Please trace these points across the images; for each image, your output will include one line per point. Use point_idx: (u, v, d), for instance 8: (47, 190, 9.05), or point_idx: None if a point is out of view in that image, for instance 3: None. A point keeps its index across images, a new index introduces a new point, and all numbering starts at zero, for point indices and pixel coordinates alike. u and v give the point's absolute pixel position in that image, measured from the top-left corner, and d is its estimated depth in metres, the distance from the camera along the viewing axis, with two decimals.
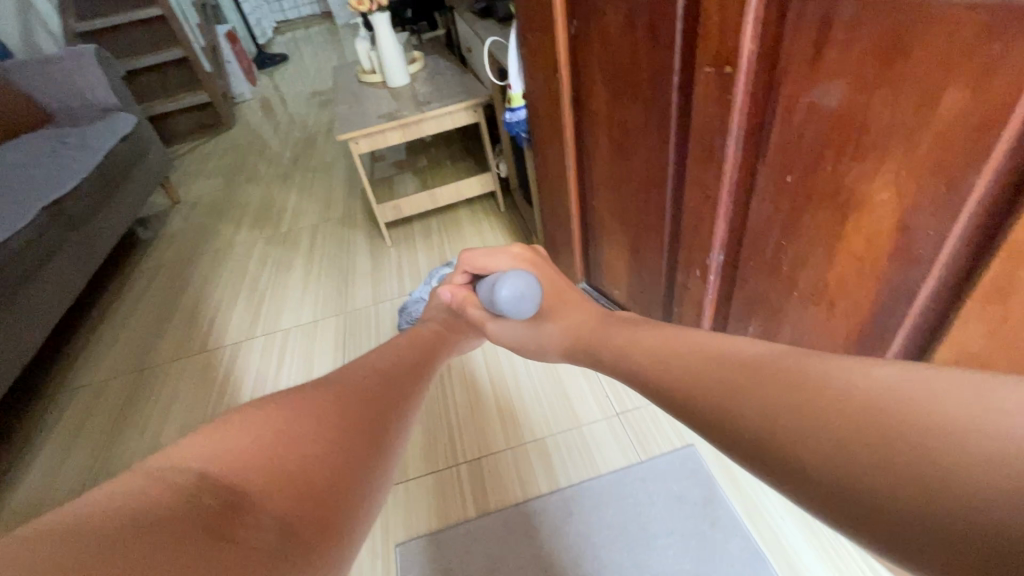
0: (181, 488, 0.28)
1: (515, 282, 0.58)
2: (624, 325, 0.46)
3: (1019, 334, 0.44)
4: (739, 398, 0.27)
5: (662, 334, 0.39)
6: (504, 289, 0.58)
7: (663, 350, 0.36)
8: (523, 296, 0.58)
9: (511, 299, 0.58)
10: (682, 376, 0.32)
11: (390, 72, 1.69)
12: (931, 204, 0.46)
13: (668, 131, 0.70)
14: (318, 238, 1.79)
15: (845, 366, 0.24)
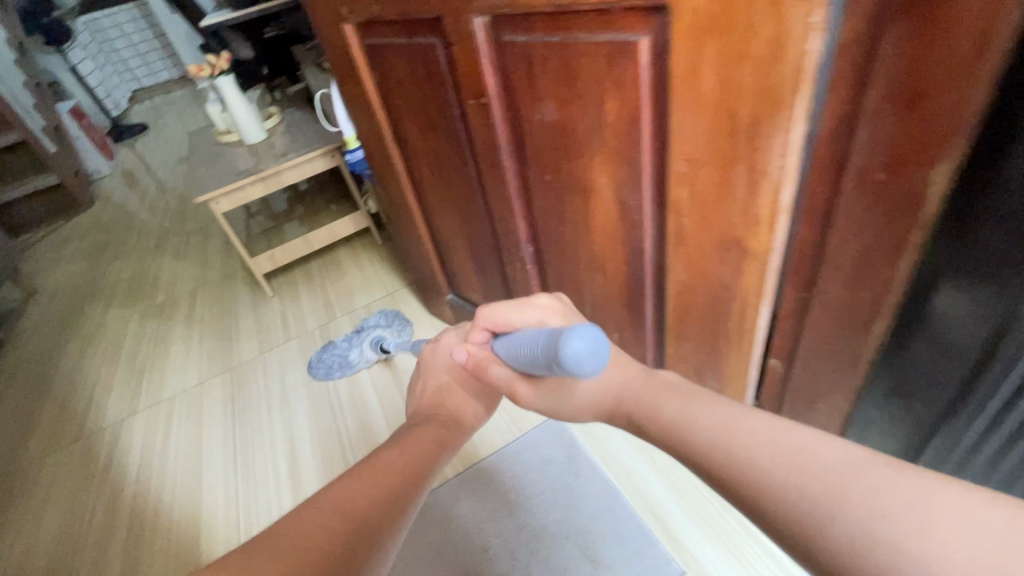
0: None
1: (574, 338, 0.42)
2: (663, 387, 0.46)
3: (699, 265, 0.61)
4: (829, 516, 0.30)
5: (723, 412, 0.40)
6: (560, 345, 0.42)
7: (727, 432, 0.38)
8: (585, 358, 0.41)
9: (571, 358, 0.42)
10: (760, 474, 0.34)
11: (244, 130, 1.73)
12: (627, 181, 0.62)
13: (465, 153, 0.84)
14: (197, 302, 1.76)
15: (943, 501, 0.28)
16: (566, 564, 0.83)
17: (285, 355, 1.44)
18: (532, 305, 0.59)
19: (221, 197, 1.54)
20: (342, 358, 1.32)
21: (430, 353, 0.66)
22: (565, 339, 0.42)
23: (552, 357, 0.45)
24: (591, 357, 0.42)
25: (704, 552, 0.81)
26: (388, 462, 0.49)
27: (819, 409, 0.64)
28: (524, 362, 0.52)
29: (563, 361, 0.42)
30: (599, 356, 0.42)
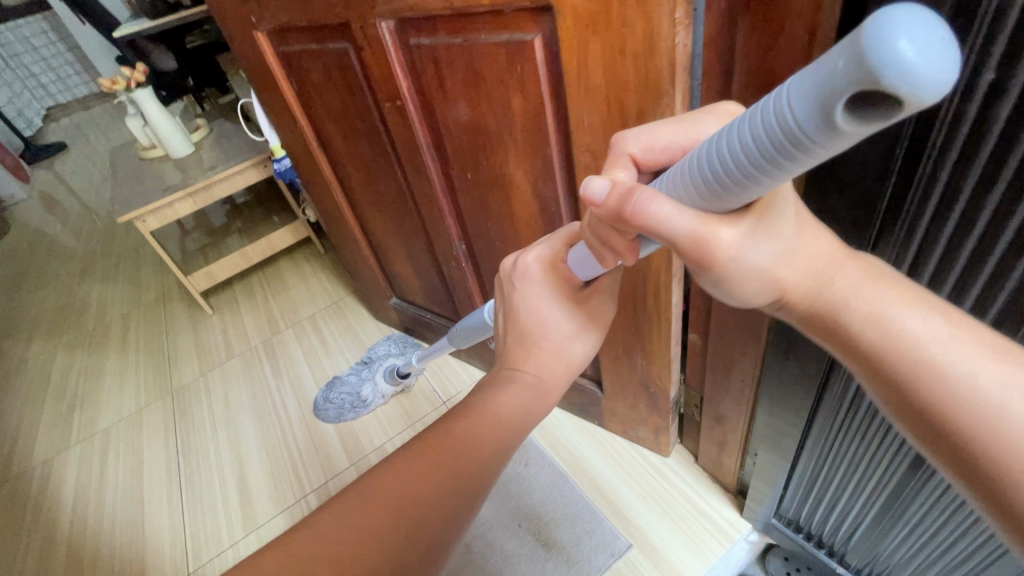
0: None
1: (904, 17, 0.15)
2: (886, 279, 0.36)
3: None
4: None
5: (992, 346, 0.33)
6: (868, 57, 0.15)
7: (996, 381, 0.31)
8: (937, 60, 0.14)
9: (927, 78, 0.15)
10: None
11: (168, 144, 1.66)
12: (541, 174, 0.65)
13: (389, 155, 0.84)
14: (130, 326, 1.68)
15: None
16: (519, 552, 0.85)
17: (228, 373, 1.40)
18: (708, 120, 0.38)
19: (148, 216, 1.47)
20: (354, 395, 1.20)
21: (506, 267, 0.53)
22: (897, 41, 0.14)
23: (835, 80, 0.17)
24: (951, 64, 0.15)
25: (651, 525, 0.84)
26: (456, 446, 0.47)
27: (734, 378, 0.68)
28: (713, 183, 0.27)
29: (885, 68, 0.15)
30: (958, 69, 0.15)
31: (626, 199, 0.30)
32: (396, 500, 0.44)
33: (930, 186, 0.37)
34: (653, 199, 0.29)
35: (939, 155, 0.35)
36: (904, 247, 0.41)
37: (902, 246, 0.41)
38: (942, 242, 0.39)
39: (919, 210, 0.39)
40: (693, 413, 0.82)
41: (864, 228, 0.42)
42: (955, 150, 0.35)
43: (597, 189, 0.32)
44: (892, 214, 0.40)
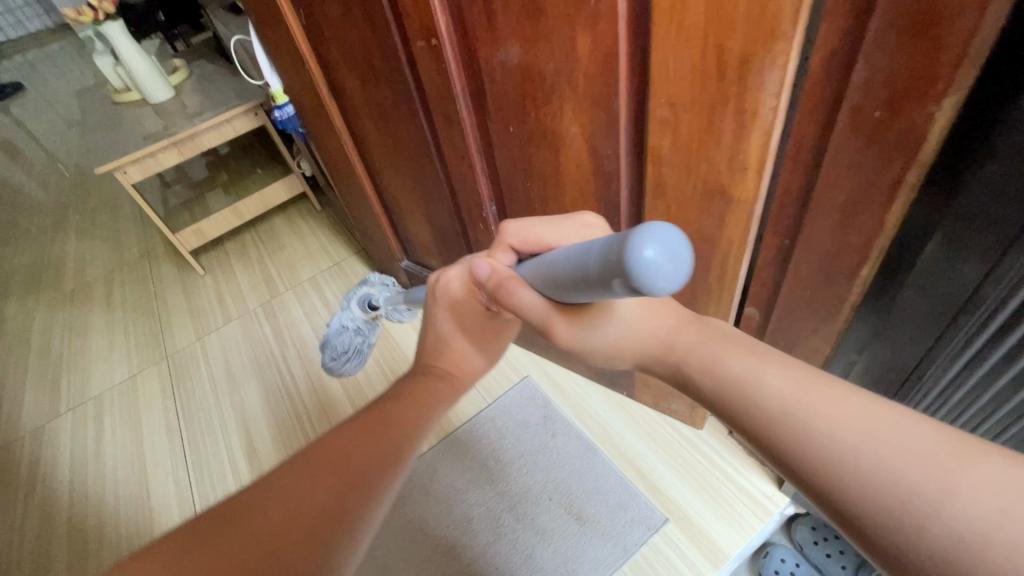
0: None
1: (658, 236, 0.27)
2: (719, 338, 0.41)
3: (680, 217, 0.59)
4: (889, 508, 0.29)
5: (801, 375, 0.35)
6: (631, 249, 0.27)
7: (803, 397, 0.34)
8: (671, 262, 0.26)
9: (646, 274, 0.27)
10: (848, 453, 0.31)
11: (146, 86, 1.50)
12: (602, 130, 0.58)
13: (415, 104, 0.75)
14: (114, 286, 1.57)
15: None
16: (552, 526, 0.83)
17: (224, 338, 1.33)
18: (568, 224, 0.50)
19: (128, 166, 1.34)
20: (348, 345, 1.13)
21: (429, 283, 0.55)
22: (642, 249, 0.27)
23: (613, 263, 0.30)
24: (683, 271, 0.27)
25: (686, 500, 0.82)
26: (385, 420, 0.50)
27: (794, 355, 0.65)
28: (562, 284, 0.38)
29: (638, 265, 0.27)
30: (688, 276, 0.27)
31: (505, 286, 0.43)
32: (328, 458, 0.46)
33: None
34: (521, 290, 0.42)
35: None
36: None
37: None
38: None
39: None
40: None
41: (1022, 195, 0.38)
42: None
43: (485, 269, 0.45)
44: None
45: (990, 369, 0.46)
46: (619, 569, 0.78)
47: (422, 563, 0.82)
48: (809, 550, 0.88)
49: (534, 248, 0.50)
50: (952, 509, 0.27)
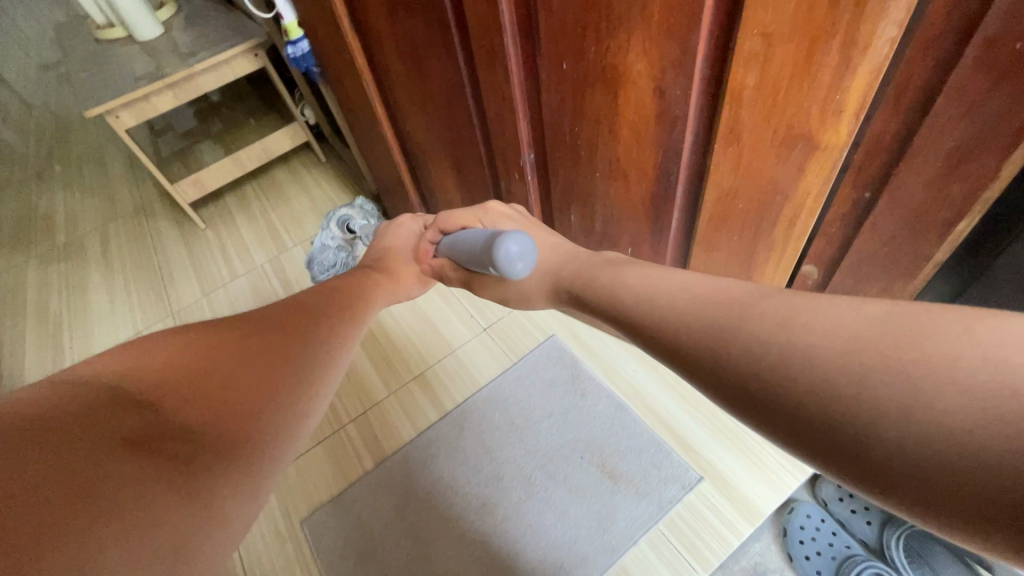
0: (99, 406, 0.33)
1: (517, 241, 0.51)
2: (607, 263, 0.52)
3: (752, 167, 0.54)
4: (695, 329, 0.34)
5: (652, 273, 0.44)
6: (500, 242, 0.51)
7: (651, 282, 0.42)
8: (521, 255, 0.51)
9: (507, 258, 0.51)
10: (668, 305, 0.38)
11: (134, 22, 1.38)
12: (673, 67, 0.52)
13: (452, 38, 0.68)
14: (111, 240, 1.50)
15: (822, 308, 0.29)
16: (586, 484, 0.82)
17: (233, 295, 1.29)
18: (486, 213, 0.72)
19: (120, 111, 1.24)
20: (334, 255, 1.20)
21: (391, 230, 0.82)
22: (504, 244, 0.51)
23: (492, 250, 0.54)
24: (527, 261, 0.52)
25: (723, 461, 0.81)
26: (319, 311, 0.57)
27: None
28: (468, 253, 0.62)
29: (502, 254, 0.51)
30: (530, 264, 0.52)
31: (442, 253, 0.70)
32: (284, 320, 0.52)
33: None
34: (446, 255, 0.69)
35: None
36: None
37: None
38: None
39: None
40: None
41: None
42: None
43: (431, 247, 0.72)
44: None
45: None
46: (655, 527, 0.77)
47: (451, 525, 0.81)
48: (834, 507, 0.90)
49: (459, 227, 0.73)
50: (757, 326, 0.31)
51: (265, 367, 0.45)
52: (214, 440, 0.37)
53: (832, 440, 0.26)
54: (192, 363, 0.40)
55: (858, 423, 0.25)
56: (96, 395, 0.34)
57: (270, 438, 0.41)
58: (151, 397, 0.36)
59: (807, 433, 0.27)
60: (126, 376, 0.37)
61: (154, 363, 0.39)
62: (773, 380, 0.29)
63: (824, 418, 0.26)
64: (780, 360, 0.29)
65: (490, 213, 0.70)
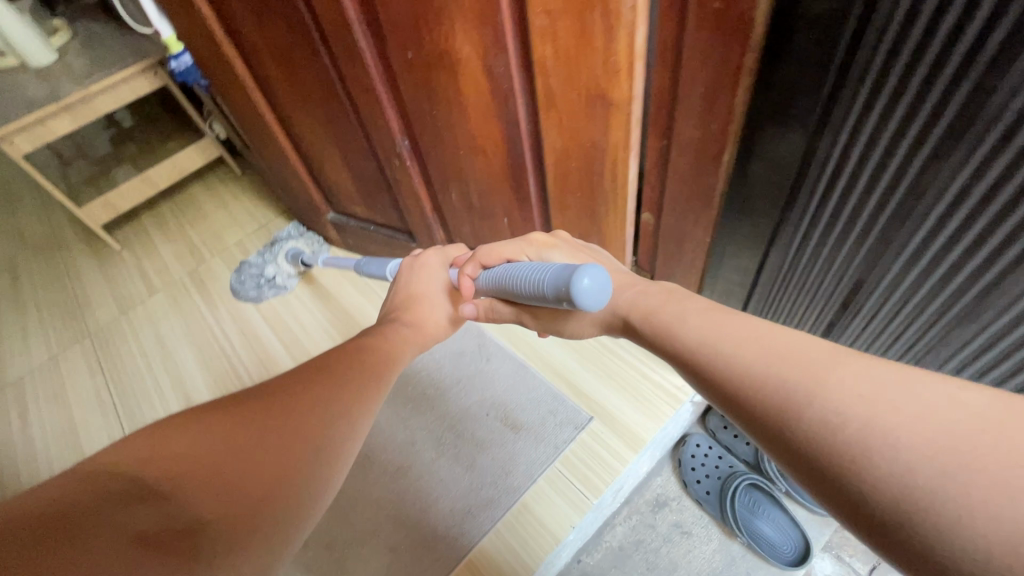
0: (106, 498, 0.31)
1: (591, 275, 0.47)
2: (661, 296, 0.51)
3: (572, 128, 0.63)
4: (772, 386, 0.35)
5: (714, 315, 0.43)
6: (573, 279, 0.47)
7: (711, 330, 0.42)
8: (595, 288, 0.47)
9: (582, 294, 0.47)
10: (735, 357, 0.38)
11: (24, 49, 1.38)
12: (493, 47, 0.60)
13: (315, 40, 0.75)
14: (20, 271, 1.48)
15: (914, 389, 0.30)
16: (488, 437, 0.89)
17: (152, 311, 1.30)
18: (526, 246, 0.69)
19: (15, 136, 1.24)
20: (261, 275, 1.31)
21: (413, 263, 0.80)
22: (578, 277, 0.47)
23: (560, 289, 0.49)
24: (603, 293, 0.47)
25: (609, 399, 0.90)
26: (358, 356, 0.55)
27: (684, 252, 0.72)
28: (524, 290, 0.58)
29: (575, 289, 0.47)
30: (606, 296, 0.47)
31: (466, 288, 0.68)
32: (312, 371, 0.49)
33: (996, 119, 0.37)
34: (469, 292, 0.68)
35: (966, 64, 0.36)
36: (975, 218, 0.42)
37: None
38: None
39: (932, 148, 0.41)
40: None
41: (825, 101, 0.45)
42: (985, 59, 0.35)
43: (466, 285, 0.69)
44: (937, 156, 0.42)
45: (828, 222, 0.53)
46: (553, 466, 0.85)
47: (360, 486, 0.87)
48: (720, 434, 1.00)
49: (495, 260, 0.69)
50: (833, 397, 0.31)
51: (293, 432, 0.41)
52: (232, 526, 0.34)
53: (912, 546, 0.26)
54: (213, 440, 0.37)
55: (930, 528, 0.26)
56: (113, 492, 0.32)
57: (294, 521, 0.38)
58: (168, 486, 0.34)
59: (882, 527, 0.27)
60: (144, 463, 0.35)
61: (176, 447, 0.36)
62: (844, 459, 0.29)
63: (901, 513, 0.27)
64: (853, 436, 0.29)
65: (535, 245, 0.68)
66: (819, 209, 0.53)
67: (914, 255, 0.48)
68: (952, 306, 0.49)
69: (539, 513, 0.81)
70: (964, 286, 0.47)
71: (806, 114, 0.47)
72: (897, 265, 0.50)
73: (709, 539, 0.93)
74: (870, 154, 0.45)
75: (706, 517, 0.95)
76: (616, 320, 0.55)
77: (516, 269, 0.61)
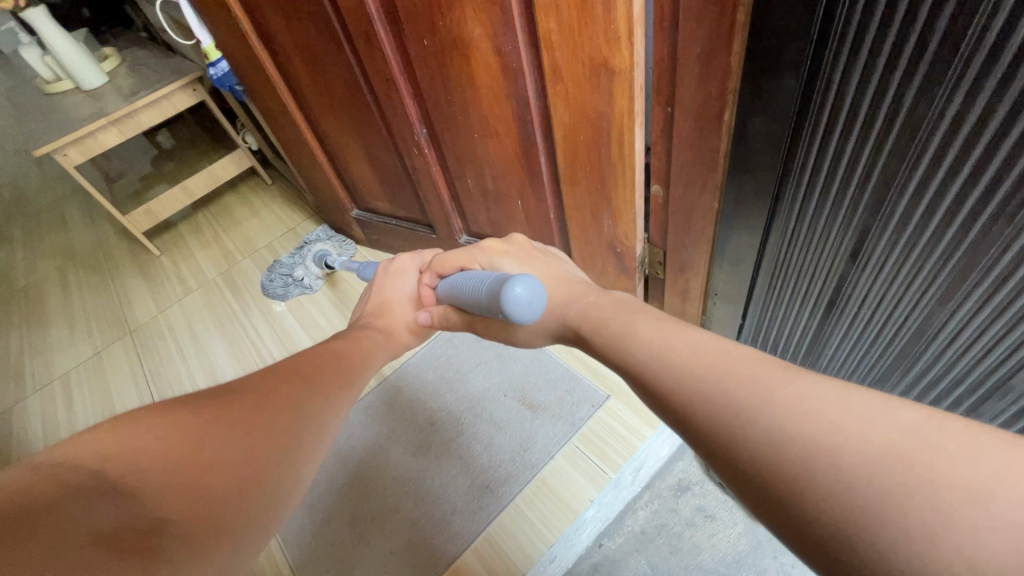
0: (74, 489, 0.29)
1: (523, 287, 0.50)
2: (615, 307, 0.50)
3: (577, 100, 0.66)
4: (711, 397, 0.32)
5: (668, 330, 0.41)
6: (504, 291, 0.51)
7: (659, 344, 0.40)
8: (525, 301, 0.50)
9: (514, 304, 0.50)
10: (683, 365, 0.36)
11: (79, 72, 1.51)
12: (502, 26, 0.64)
13: (340, 36, 0.81)
14: (69, 277, 1.58)
15: (858, 405, 0.28)
16: (507, 416, 0.90)
17: (187, 309, 1.37)
18: (477, 256, 0.70)
19: (68, 148, 1.34)
20: (289, 275, 1.35)
21: (388, 266, 0.83)
22: (511, 287, 0.50)
23: (494, 300, 0.53)
24: (535, 309, 0.51)
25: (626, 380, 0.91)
26: (318, 365, 0.55)
27: (695, 221, 0.73)
28: (469, 298, 0.62)
29: (505, 299, 0.50)
30: (536, 312, 0.51)
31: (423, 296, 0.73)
32: (292, 380, 0.50)
33: (978, 44, 0.38)
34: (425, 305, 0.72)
35: None
36: (967, 154, 0.43)
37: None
38: (1016, 132, 0.40)
39: (921, 82, 0.43)
40: (658, 271, 0.88)
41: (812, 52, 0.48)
42: None
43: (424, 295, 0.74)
44: (929, 85, 0.43)
45: (831, 170, 0.54)
46: (570, 442, 0.85)
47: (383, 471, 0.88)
48: None
49: (451, 267, 0.72)
50: (780, 415, 0.29)
51: (259, 440, 0.40)
52: (201, 527, 0.32)
53: (855, 574, 0.24)
54: (187, 439, 0.36)
55: (870, 552, 0.24)
56: (73, 493, 0.28)
57: (264, 528, 0.37)
58: (136, 486, 0.31)
59: (824, 550, 0.25)
60: (111, 460, 0.32)
61: (150, 443, 0.34)
62: (792, 480, 0.27)
63: (840, 535, 0.25)
64: (803, 455, 0.27)
65: (488, 252, 0.69)
66: (822, 159, 0.54)
67: (916, 196, 0.49)
68: (955, 250, 0.49)
69: (556, 487, 0.81)
70: (963, 229, 0.47)
71: (800, 56, 0.49)
72: (899, 210, 0.51)
73: (734, 522, 0.91)
74: (865, 92, 0.47)
75: (730, 500, 0.93)
76: (568, 333, 0.54)
77: (464, 278, 0.64)
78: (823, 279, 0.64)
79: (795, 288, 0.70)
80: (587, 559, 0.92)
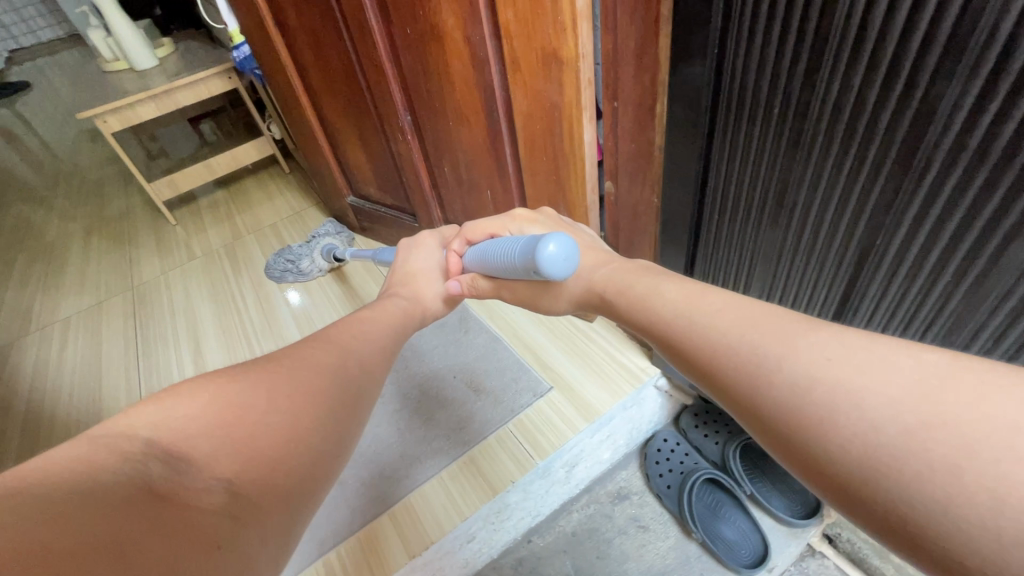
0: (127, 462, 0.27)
1: (560, 245, 0.49)
2: (636, 271, 0.50)
3: (534, 90, 0.71)
4: (727, 347, 0.34)
5: (691, 289, 0.42)
6: (539, 248, 0.49)
7: (680, 303, 0.41)
8: (561, 258, 0.49)
9: (548, 263, 0.49)
10: (702, 322, 0.37)
11: (132, 53, 1.66)
12: (470, 16, 0.70)
13: (338, 22, 0.89)
14: (93, 237, 1.70)
15: (868, 351, 0.28)
16: (452, 397, 0.93)
17: (187, 274, 1.45)
18: (509, 226, 0.72)
19: (108, 115, 1.48)
20: (292, 262, 1.37)
21: (410, 242, 0.83)
22: (544, 245, 0.49)
23: (530, 260, 0.52)
24: (570, 266, 0.50)
25: (571, 372, 0.92)
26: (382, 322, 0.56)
27: (638, 220, 0.76)
28: (501, 264, 0.61)
29: (540, 258, 0.49)
30: (572, 270, 0.50)
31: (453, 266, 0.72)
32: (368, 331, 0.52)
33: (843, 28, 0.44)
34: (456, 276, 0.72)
35: None
36: (854, 122, 0.47)
37: (911, 195, 0.47)
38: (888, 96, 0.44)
39: (803, 75, 0.49)
40: None
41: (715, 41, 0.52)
42: None
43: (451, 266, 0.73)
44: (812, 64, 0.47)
45: (747, 151, 0.58)
46: (506, 426, 0.86)
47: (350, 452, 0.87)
48: (690, 433, 0.97)
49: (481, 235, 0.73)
50: (804, 362, 0.30)
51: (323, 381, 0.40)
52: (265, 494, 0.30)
53: (887, 512, 0.24)
54: (229, 404, 0.33)
55: (898, 490, 0.24)
56: (126, 467, 0.27)
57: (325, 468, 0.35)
58: (187, 454, 0.29)
59: (850, 490, 0.26)
60: (160, 428, 0.30)
61: (191, 404, 0.32)
62: (814, 425, 0.27)
63: (866, 473, 0.25)
64: (825, 400, 0.27)
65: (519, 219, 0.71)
66: (739, 146, 0.59)
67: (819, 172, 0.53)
68: (856, 229, 0.53)
69: (482, 465, 0.82)
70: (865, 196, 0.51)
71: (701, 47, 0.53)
72: (805, 192, 0.55)
73: (666, 535, 0.89)
74: (765, 74, 0.51)
75: (666, 514, 0.91)
76: (595, 298, 0.54)
77: (494, 244, 0.63)
78: (759, 263, 0.67)
79: (735, 282, 0.72)
80: (513, 552, 0.91)
